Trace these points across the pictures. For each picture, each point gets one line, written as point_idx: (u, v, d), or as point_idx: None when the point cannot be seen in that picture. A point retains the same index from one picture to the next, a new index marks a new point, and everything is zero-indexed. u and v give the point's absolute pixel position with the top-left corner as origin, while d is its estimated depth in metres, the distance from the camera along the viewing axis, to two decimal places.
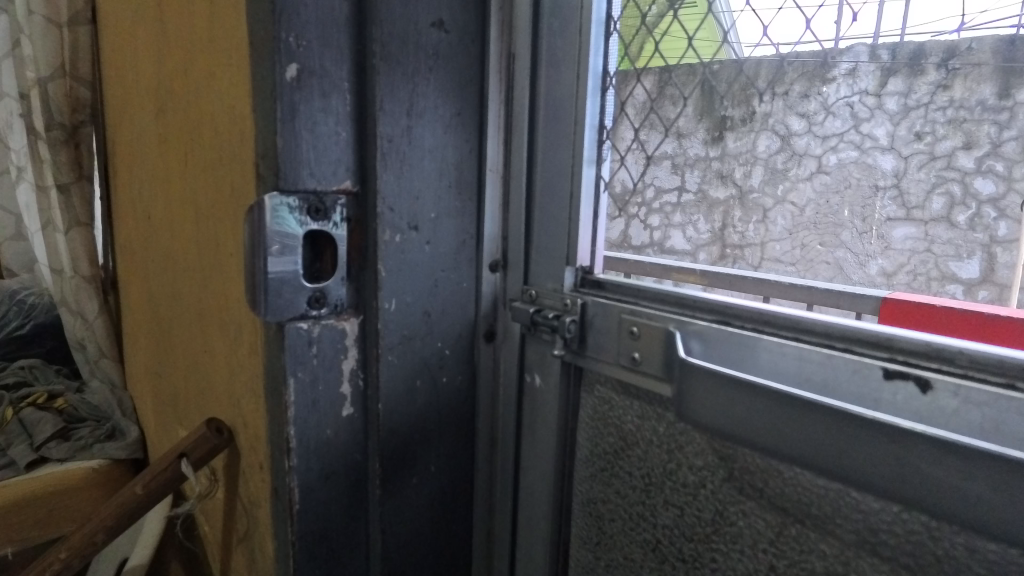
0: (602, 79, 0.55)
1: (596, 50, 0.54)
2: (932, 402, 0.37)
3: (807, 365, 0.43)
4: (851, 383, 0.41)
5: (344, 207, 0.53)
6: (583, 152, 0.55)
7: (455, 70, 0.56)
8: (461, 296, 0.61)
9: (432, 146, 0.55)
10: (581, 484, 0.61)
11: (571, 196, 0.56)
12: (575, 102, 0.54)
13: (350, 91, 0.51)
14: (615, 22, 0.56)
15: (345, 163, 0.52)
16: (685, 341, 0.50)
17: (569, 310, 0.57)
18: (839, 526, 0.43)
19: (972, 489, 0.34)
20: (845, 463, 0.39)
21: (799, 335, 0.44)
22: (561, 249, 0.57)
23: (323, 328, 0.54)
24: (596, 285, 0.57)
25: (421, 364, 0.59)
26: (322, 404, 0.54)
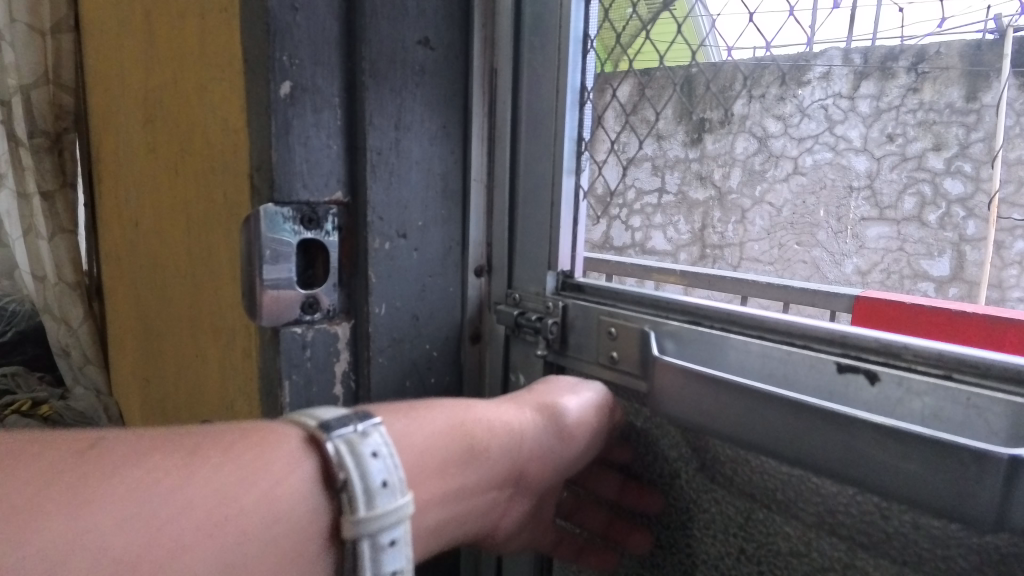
0: (581, 94, 0.58)
1: (574, 66, 0.57)
2: (879, 392, 0.42)
3: (770, 361, 0.47)
4: (809, 376, 0.45)
5: (336, 217, 0.55)
6: (562, 163, 0.58)
7: (441, 85, 0.59)
8: (448, 299, 0.63)
9: (419, 158, 0.58)
10: None
11: (552, 203, 0.59)
12: (556, 115, 0.57)
13: (341, 106, 0.54)
14: (593, 40, 0.58)
15: (336, 174, 0.54)
16: (660, 341, 0.53)
17: (552, 312, 0.60)
18: (800, 509, 0.47)
19: (912, 469, 0.37)
20: (801, 449, 0.43)
21: (762, 333, 0.48)
22: (543, 255, 0.60)
23: (317, 332, 0.56)
24: (577, 288, 0.60)
25: (410, 365, 0.61)
26: (316, 405, 0.57)
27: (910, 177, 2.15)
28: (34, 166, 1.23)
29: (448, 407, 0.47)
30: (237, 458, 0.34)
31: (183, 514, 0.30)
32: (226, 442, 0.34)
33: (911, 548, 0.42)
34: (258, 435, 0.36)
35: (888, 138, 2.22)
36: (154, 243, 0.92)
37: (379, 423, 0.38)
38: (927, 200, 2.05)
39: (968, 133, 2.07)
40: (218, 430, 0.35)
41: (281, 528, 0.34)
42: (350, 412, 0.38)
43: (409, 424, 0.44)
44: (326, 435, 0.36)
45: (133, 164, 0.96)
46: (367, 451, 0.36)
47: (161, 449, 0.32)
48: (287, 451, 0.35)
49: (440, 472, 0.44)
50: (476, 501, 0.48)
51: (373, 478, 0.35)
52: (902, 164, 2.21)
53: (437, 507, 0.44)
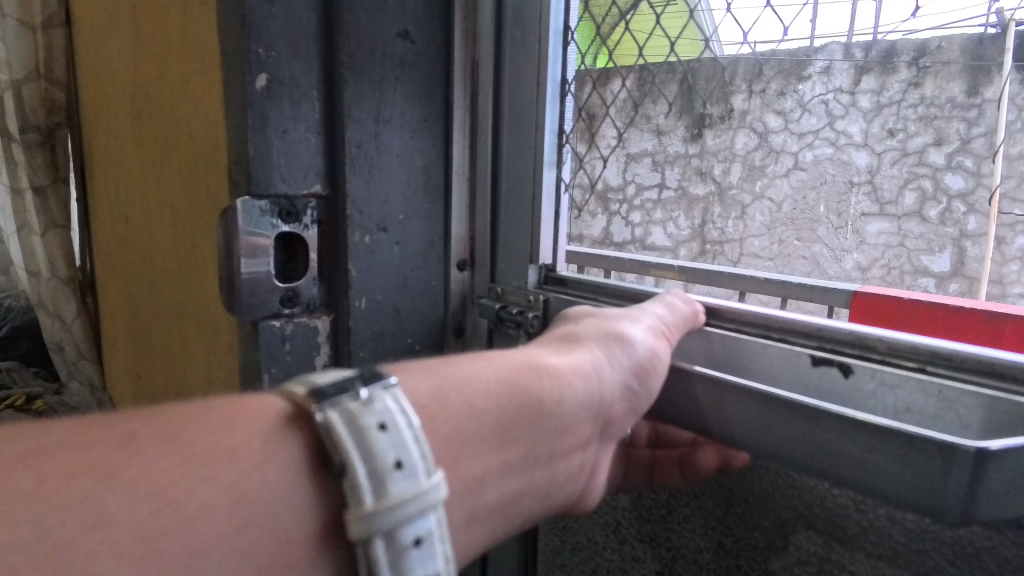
0: (562, 87, 0.58)
1: (555, 59, 0.57)
2: (853, 384, 0.42)
3: (747, 354, 0.47)
4: (784, 369, 0.45)
5: (315, 210, 0.55)
6: (544, 156, 0.58)
7: (421, 78, 0.58)
8: (430, 293, 0.63)
9: (400, 151, 0.58)
10: None
11: (534, 197, 0.59)
12: (537, 108, 0.57)
13: (319, 99, 0.53)
14: (572, 32, 0.57)
15: (315, 168, 0.54)
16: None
17: (533, 306, 0.60)
18: (778, 502, 0.47)
19: (879, 462, 0.37)
20: (771, 442, 0.42)
21: (739, 327, 0.49)
22: (524, 249, 0.60)
23: (296, 326, 0.55)
24: (559, 282, 0.61)
25: (392, 359, 0.61)
26: None
27: (911, 172, 2.25)
28: (26, 161, 1.23)
29: (500, 359, 0.43)
30: (190, 445, 0.29)
31: (107, 526, 0.26)
32: (180, 425, 0.30)
33: (885, 542, 0.42)
34: (221, 420, 0.31)
35: (890, 133, 2.28)
36: (143, 238, 0.92)
37: (390, 384, 0.34)
38: (930, 196, 2.22)
39: (970, 128, 2.16)
40: (174, 413, 0.31)
41: (251, 530, 0.29)
42: (352, 375, 0.34)
43: (449, 380, 0.39)
44: (319, 407, 0.32)
45: (123, 159, 0.97)
46: (373, 424, 0.32)
47: (85, 446, 0.28)
48: (257, 433, 0.31)
49: (499, 437, 0.40)
50: (557, 467, 0.44)
51: (384, 457, 0.31)
52: (903, 159, 2.27)
53: (504, 475, 0.40)
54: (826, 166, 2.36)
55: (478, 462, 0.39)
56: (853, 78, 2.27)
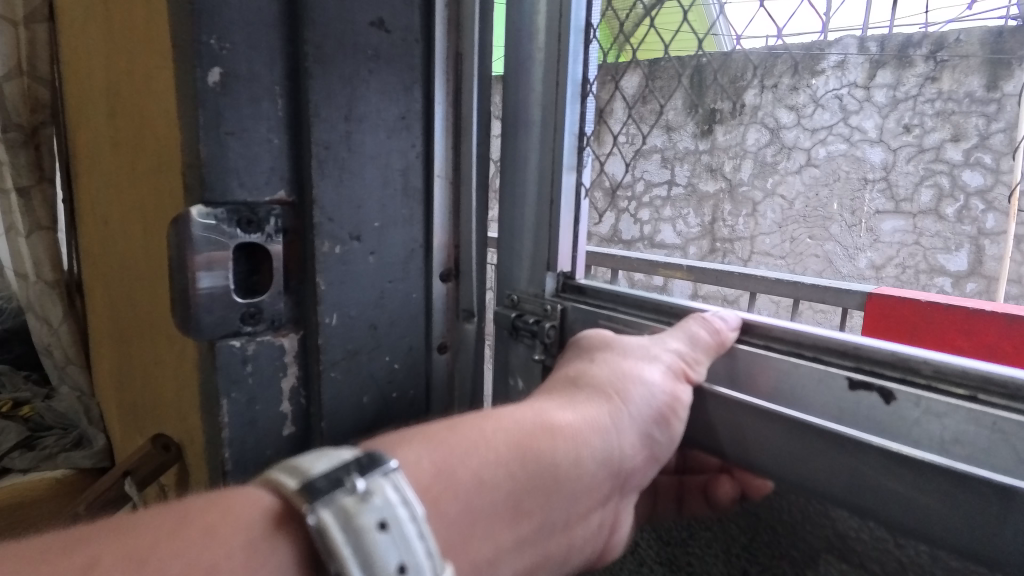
0: (583, 86, 0.54)
1: (575, 57, 0.53)
2: (895, 412, 0.37)
3: (777, 375, 0.43)
4: (817, 393, 0.41)
5: (279, 218, 0.50)
6: (563, 159, 0.54)
7: (399, 71, 0.53)
8: (410, 307, 0.58)
9: (374, 152, 0.52)
10: None
11: (551, 201, 0.55)
12: (555, 109, 0.54)
13: (282, 95, 0.48)
14: (595, 30, 0.54)
15: (279, 171, 0.49)
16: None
17: (550, 316, 0.57)
18: (809, 532, 0.46)
19: (927, 502, 0.36)
20: (806, 474, 0.42)
21: (769, 344, 0.45)
22: (542, 254, 0.57)
23: (259, 345, 0.50)
24: (577, 290, 0.57)
25: (368, 379, 0.56)
26: (261, 424, 0.51)
27: (927, 169, 2.19)
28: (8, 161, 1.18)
29: (508, 418, 0.40)
30: (166, 563, 0.27)
31: None
32: (154, 538, 0.28)
33: None
34: (204, 526, 0.29)
35: (905, 129, 2.23)
36: (120, 241, 0.88)
37: (390, 470, 0.32)
38: (946, 193, 2.16)
39: (988, 125, 2.10)
40: (150, 521, 0.29)
41: None
42: (347, 461, 0.32)
43: (455, 451, 0.37)
44: (310, 506, 0.29)
45: (101, 159, 0.92)
46: (372, 522, 0.30)
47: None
48: (244, 538, 0.29)
49: (514, 509, 0.38)
50: (578, 528, 0.42)
51: (385, 562, 0.29)
52: (919, 156, 2.21)
53: (519, 550, 0.38)
54: (840, 163, 2.32)
55: (489, 541, 0.37)
56: (869, 72, 2.27)
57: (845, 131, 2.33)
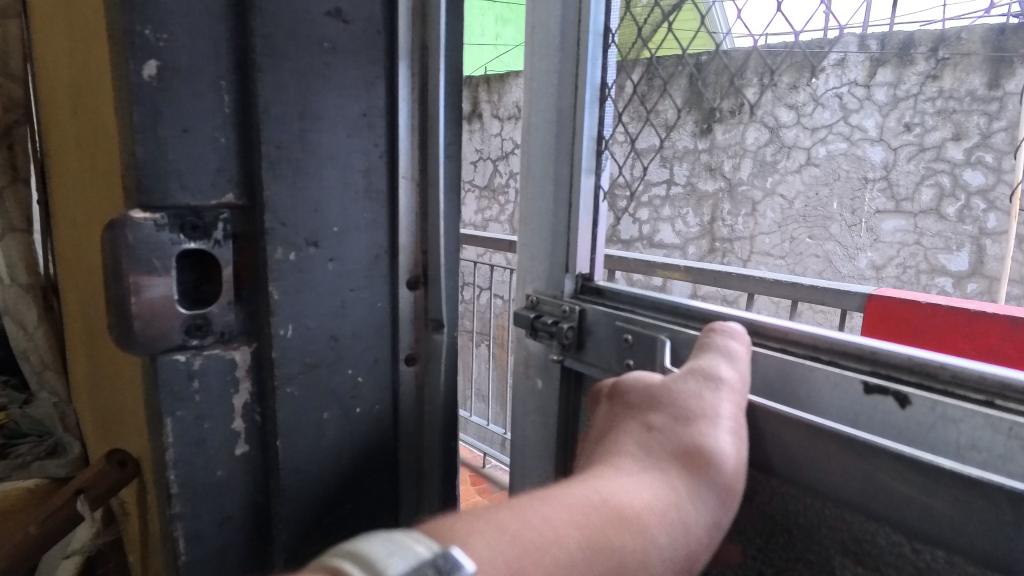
0: (601, 91, 0.60)
1: (594, 62, 0.58)
2: (910, 417, 0.37)
3: (792, 378, 0.43)
4: (832, 397, 0.41)
5: (228, 223, 0.46)
6: (582, 162, 0.59)
7: (359, 65, 0.49)
8: (375, 317, 0.54)
9: (333, 152, 0.49)
10: None
11: (570, 202, 0.60)
12: (574, 113, 0.59)
13: (229, 90, 0.44)
14: (614, 35, 0.58)
15: (227, 172, 0.45)
16: (675, 350, 0.50)
17: (568, 316, 0.60)
18: (824, 535, 0.44)
19: (940, 507, 0.36)
20: (822, 476, 0.42)
21: (785, 347, 0.45)
22: (561, 255, 0.62)
23: (207, 359, 0.47)
24: (596, 292, 0.60)
25: (329, 394, 0.52)
26: (210, 444, 0.48)
27: (928, 168, 2.19)
28: None
29: (571, 503, 0.33)
30: None
31: None
32: None
33: None
34: None
35: (906, 128, 2.19)
36: (75, 242, 0.83)
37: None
38: (947, 192, 2.13)
39: (990, 123, 2.05)
40: None
41: None
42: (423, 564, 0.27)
43: (527, 549, 0.30)
44: None
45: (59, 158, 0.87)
46: None
47: None
48: None
49: None
50: None
51: None
52: (920, 155, 2.19)
53: None
54: (839, 163, 2.30)
55: None
56: (869, 71, 2.18)
57: (844, 130, 2.27)
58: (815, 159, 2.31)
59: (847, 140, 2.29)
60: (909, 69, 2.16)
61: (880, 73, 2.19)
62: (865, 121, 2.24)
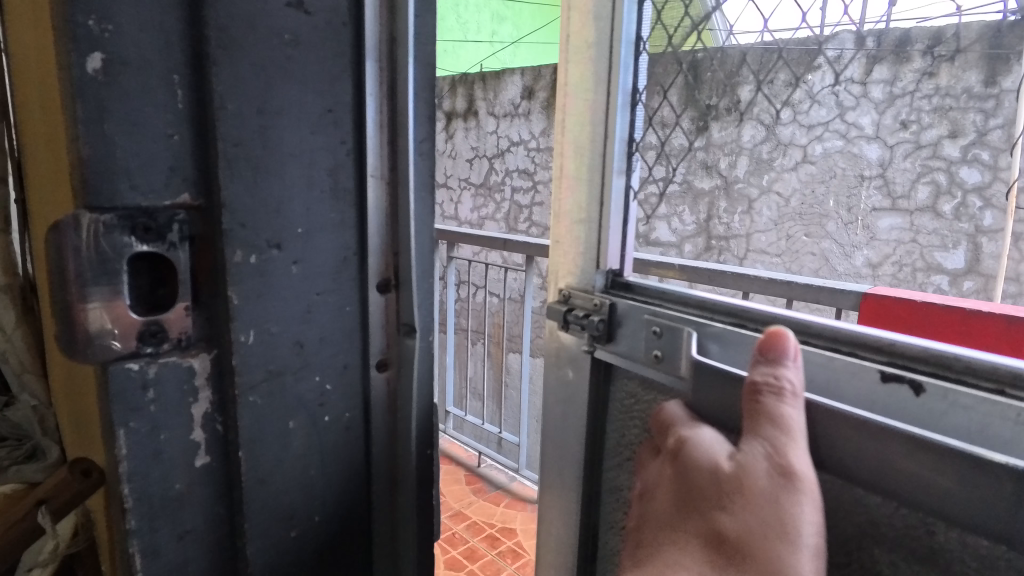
0: (632, 96, 0.57)
1: (626, 67, 0.56)
2: (924, 404, 0.38)
3: (811, 367, 0.43)
4: (851, 385, 0.41)
5: (185, 223, 0.43)
6: (613, 164, 0.57)
7: (324, 59, 0.47)
8: (343, 320, 0.52)
9: (296, 149, 0.47)
10: (611, 472, 0.63)
11: (602, 202, 0.59)
12: (606, 118, 0.57)
13: (182, 84, 0.42)
14: (644, 42, 0.57)
15: (181, 171, 0.43)
16: (702, 341, 0.50)
17: (598, 309, 0.59)
18: (844, 518, 0.44)
19: (947, 487, 0.36)
20: (835, 458, 0.41)
21: (807, 339, 0.45)
22: (593, 251, 0.60)
23: (163, 367, 0.44)
24: (625, 287, 0.60)
25: (295, 401, 0.50)
26: (167, 456, 0.45)
27: (924, 165, 2.16)
28: None
29: None
30: None
31: None
32: None
33: None
34: None
35: (902, 125, 2.18)
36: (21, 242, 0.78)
37: None
38: (943, 189, 2.13)
39: (986, 120, 2.06)
40: None
41: None
42: None
43: None
44: None
45: None
46: None
47: None
48: None
49: None
50: None
51: None
52: (916, 152, 2.18)
53: None
54: (835, 160, 2.28)
55: None
56: (865, 67, 2.19)
57: (840, 127, 2.26)
58: (810, 157, 2.31)
59: (843, 138, 2.27)
60: (906, 66, 2.14)
61: (875, 69, 2.19)
62: (860, 118, 2.23)
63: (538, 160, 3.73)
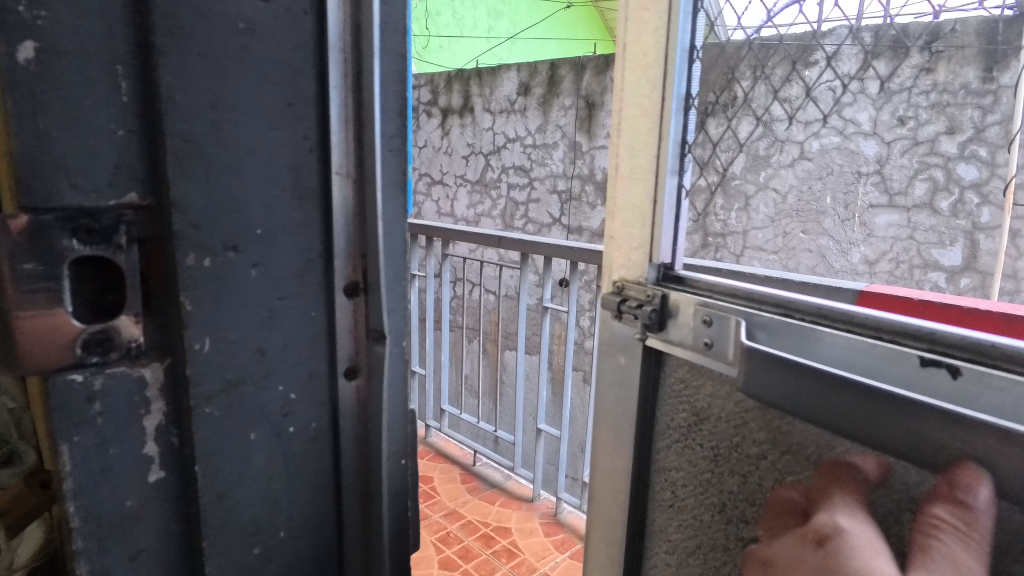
0: (686, 101, 0.59)
1: (681, 74, 0.58)
2: (959, 387, 0.39)
3: (853, 352, 0.45)
4: (890, 369, 0.43)
5: (133, 225, 0.40)
6: (667, 166, 0.59)
7: (283, 50, 0.44)
8: (308, 326, 0.49)
9: (254, 146, 0.44)
10: (661, 454, 0.64)
11: (654, 200, 0.60)
12: (661, 122, 0.59)
13: (126, 75, 0.39)
14: (698, 51, 0.59)
15: (127, 168, 0.40)
16: (750, 330, 0.52)
17: (650, 300, 0.60)
18: (880, 497, 0.45)
19: (980, 455, 0.38)
20: (873, 433, 0.42)
21: (851, 327, 0.46)
22: (644, 246, 0.62)
23: (111, 379, 0.41)
24: (676, 279, 0.61)
25: (256, 412, 0.48)
26: (117, 471, 0.42)
27: (922, 162, 2.14)
28: None
29: None
30: None
31: None
32: None
33: None
34: None
35: (899, 122, 2.16)
36: None
37: None
38: (940, 186, 2.11)
39: (984, 117, 2.02)
40: None
41: None
42: None
43: None
44: None
45: None
46: None
47: None
48: None
49: None
50: None
51: None
52: (914, 148, 2.15)
53: None
54: (834, 158, 2.28)
55: None
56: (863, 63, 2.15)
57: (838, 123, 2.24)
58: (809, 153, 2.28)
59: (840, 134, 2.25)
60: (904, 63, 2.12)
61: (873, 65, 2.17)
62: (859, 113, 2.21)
63: (536, 157, 3.69)
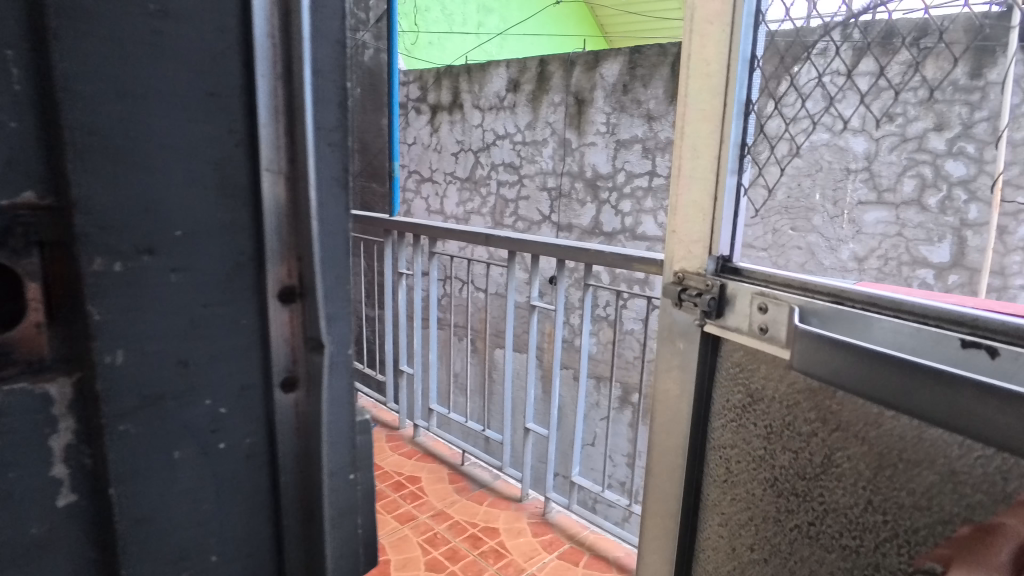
0: (745, 106, 0.83)
1: (742, 85, 0.82)
2: (998, 364, 0.51)
3: (901, 336, 0.58)
4: (936, 349, 0.55)
5: (31, 224, 0.36)
6: (727, 165, 0.83)
7: (203, 34, 0.41)
8: (239, 335, 0.46)
9: (170, 139, 0.40)
10: (716, 433, 0.87)
11: (716, 195, 0.85)
12: (723, 126, 0.83)
13: (18, 57, 0.34)
14: (758, 61, 0.83)
15: (20, 161, 0.35)
16: (804, 315, 0.69)
17: (710, 289, 0.84)
18: (928, 468, 0.59)
19: (1000, 421, 0.46)
20: (889, 395, 0.54)
21: (901, 314, 0.60)
22: (703, 236, 0.87)
23: (8, 396, 0.37)
24: (734, 270, 0.84)
25: (180, 429, 0.44)
26: (18, 499, 0.38)
27: (910, 158, 2.14)
28: None
29: None
30: None
31: None
32: None
33: None
34: None
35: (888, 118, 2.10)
36: None
37: None
38: (929, 182, 2.13)
39: (971, 113, 1.97)
40: None
41: None
42: None
43: None
44: None
45: None
46: None
47: None
48: None
49: None
50: None
51: None
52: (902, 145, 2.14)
53: None
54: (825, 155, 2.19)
55: None
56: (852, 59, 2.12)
57: None
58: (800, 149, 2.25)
59: None
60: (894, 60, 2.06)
61: None
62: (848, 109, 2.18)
63: (526, 153, 3.67)
